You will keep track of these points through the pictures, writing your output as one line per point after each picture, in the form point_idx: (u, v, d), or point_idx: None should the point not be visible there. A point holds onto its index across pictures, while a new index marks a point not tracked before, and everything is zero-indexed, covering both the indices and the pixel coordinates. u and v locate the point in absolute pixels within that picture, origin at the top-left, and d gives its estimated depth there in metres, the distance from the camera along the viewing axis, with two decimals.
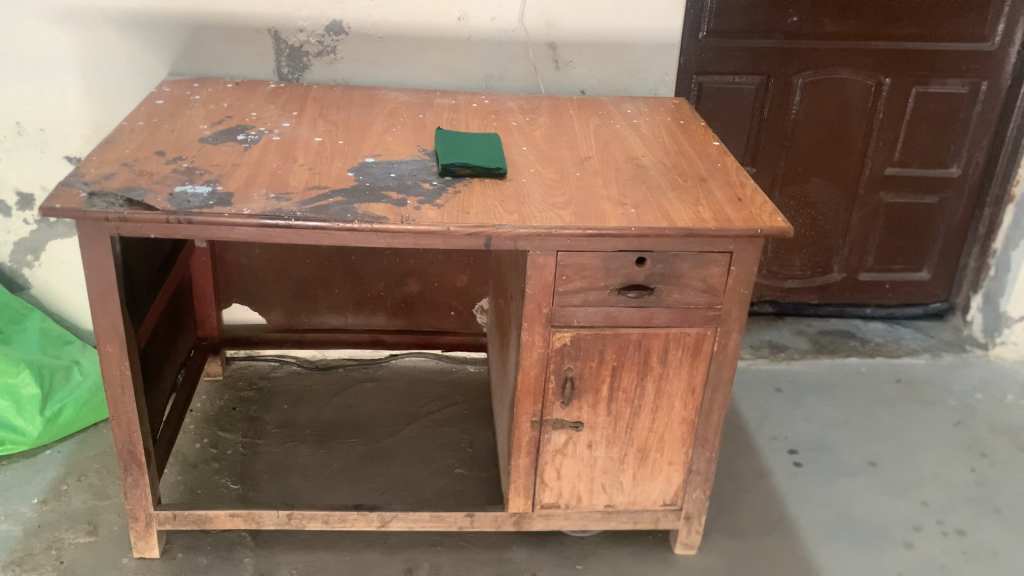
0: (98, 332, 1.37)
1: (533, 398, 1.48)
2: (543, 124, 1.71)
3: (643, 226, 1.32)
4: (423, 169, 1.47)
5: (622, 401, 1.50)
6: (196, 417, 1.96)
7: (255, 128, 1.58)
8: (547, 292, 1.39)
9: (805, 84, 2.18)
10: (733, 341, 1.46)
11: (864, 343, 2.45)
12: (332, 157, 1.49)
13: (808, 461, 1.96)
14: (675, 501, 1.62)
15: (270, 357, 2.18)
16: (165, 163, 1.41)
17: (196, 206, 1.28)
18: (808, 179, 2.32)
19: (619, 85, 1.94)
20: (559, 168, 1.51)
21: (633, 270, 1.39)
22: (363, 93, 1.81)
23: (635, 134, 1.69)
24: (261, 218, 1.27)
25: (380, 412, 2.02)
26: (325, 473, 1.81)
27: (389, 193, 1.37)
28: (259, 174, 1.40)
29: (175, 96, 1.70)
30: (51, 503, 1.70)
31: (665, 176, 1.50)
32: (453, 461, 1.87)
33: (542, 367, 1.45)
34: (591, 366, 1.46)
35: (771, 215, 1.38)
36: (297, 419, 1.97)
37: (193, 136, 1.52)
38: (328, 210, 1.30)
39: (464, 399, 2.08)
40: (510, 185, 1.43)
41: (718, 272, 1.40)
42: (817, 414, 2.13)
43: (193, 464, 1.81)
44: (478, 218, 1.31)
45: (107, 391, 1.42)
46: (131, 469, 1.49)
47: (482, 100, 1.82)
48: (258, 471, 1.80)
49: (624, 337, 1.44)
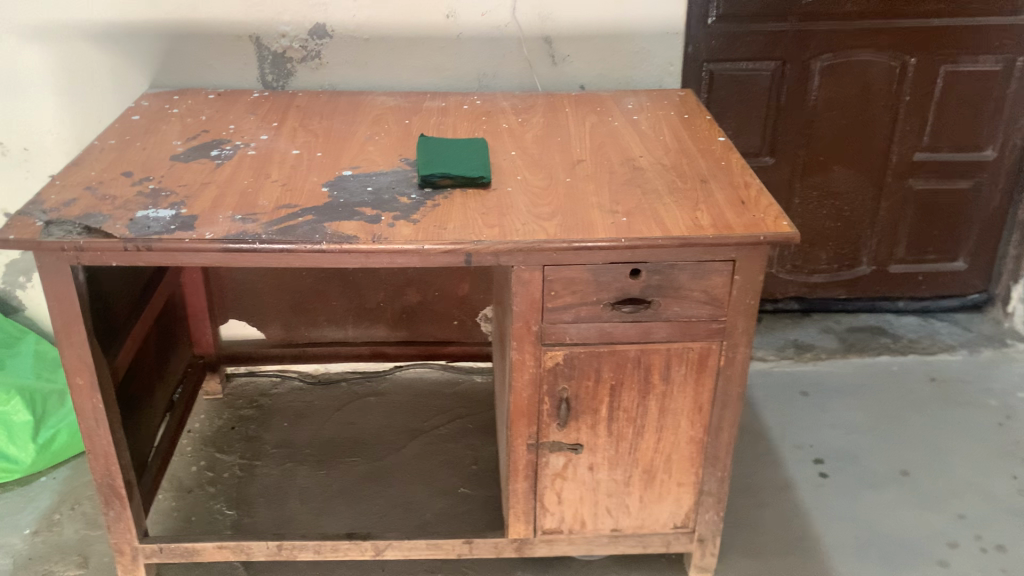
0: (67, 365, 1.30)
1: (528, 420, 1.39)
2: (536, 124, 1.62)
3: (634, 236, 1.22)
4: (402, 180, 1.38)
5: (623, 421, 1.40)
6: (194, 437, 1.91)
7: (231, 142, 1.51)
8: (535, 309, 1.30)
9: (823, 69, 2.06)
10: (741, 355, 1.35)
11: (897, 339, 2.30)
12: (307, 170, 1.41)
13: (835, 471, 1.84)
14: (687, 523, 1.52)
15: (271, 372, 2.12)
16: (131, 185, 1.33)
17: (157, 231, 1.21)
18: (831, 167, 2.19)
19: (621, 80, 1.83)
20: (549, 174, 1.41)
21: (628, 282, 1.29)
22: (349, 98, 1.73)
23: (634, 131, 1.58)
24: (225, 243, 1.19)
25: (382, 428, 1.94)
26: (323, 496, 1.75)
27: (363, 209, 1.29)
28: (228, 194, 1.32)
29: (153, 110, 1.63)
30: (42, 534, 1.66)
31: (663, 178, 1.40)
32: (456, 480, 1.80)
33: (535, 387, 1.36)
34: (587, 385, 1.36)
35: (776, 219, 1.27)
36: (296, 438, 1.91)
37: (165, 154, 1.45)
38: (296, 230, 1.22)
39: (470, 412, 1.99)
40: (494, 195, 1.34)
41: (720, 281, 1.29)
42: (844, 418, 2.01)
43: (187, 489, 1.76)
44: (455, 234, 1.23)
45: (81, 423, 1.36)
46: (112, 503, 1.44)
47: (473, 100, 1.73)
48: (255, 495, 1.75)
49: (621, 354, 1.34)
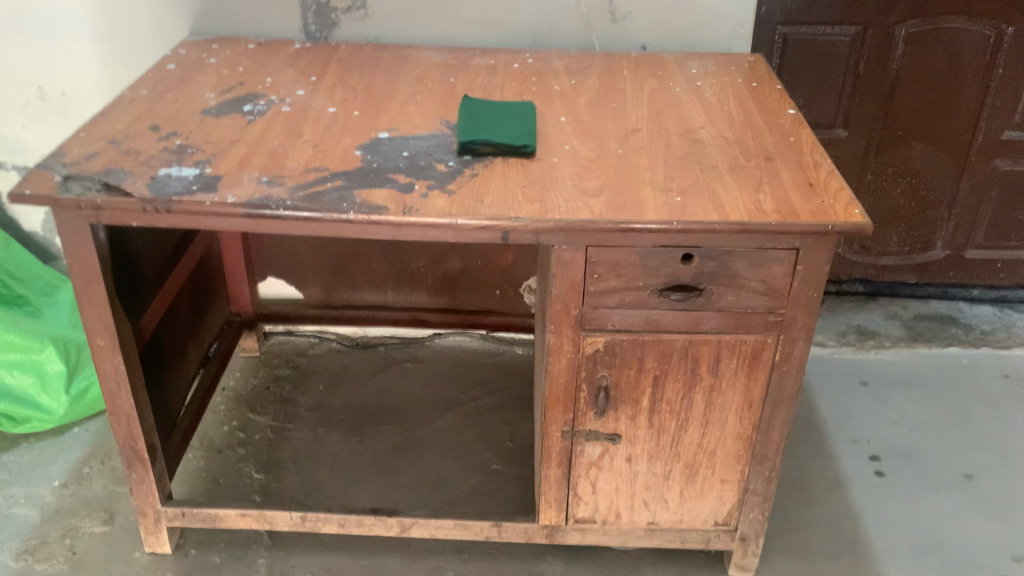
0: (87, 325, 1.26)
1: (564, 406, 1.31)
2: (591, 88, 1.51)
3: (688, 219, 1.12)
4: (442, 145, 1.30)
5: (665, 413, 1.31)
6: (228, 395, 1.87)
7: (265, 97, 1.43)
8: (576, 292, 1.21)
9: (908, 35, 1.90)
10: (798, 351, 1.25)
11: (969, 330, 2.14)
12: (342, 131, 1.33)
13: (892, 470, 1.73)
14: (729, 521, 1.44)
15: (308, 332, 2.07)
16: (157, 139, 1.27)
17: (178, 192, 1.14)
18: (909, 143, 2.04)
19: (685, 41, 1.70)
20: (599, 144, 1.31)
21: (679, 268, 1.19)
22: (394, 53, 1.64)
23: (696, 99, 1.46)
24: (248, 209, 1.12)
25: (418, 396, 1.88)
26: (353, 464, 1.70)
27: (397, 176, 1.21)
28: (256, 154, 1.25)
29: (190, 59, 1.57)
30: (71, 487, 1.65)
31: (724, 153, 1.28)
32: (491, 455, 1.73)
33: (573, 373, 1.28)
34: (629, 374, 1.28)
35: (847, 206, 1.15)
36: (330, 402, 1.86)
37: (196, 107, 1.38)
38: (323, 198, 1.15)
39: (509, 386, 1.92)
40: (539, 167, 1.24)
41: (780, 272, 1.19)
42: (906, 412, 1.88)
43: (218, 449, 1.73)
44: (493, 209, 1.14)
45: (103, 385, 1.32)
46: (134, 465, 1.40)
47: (525, 59, 1.62)
48: (284, 459, 1.71)
49: (668, 344, 1.25)
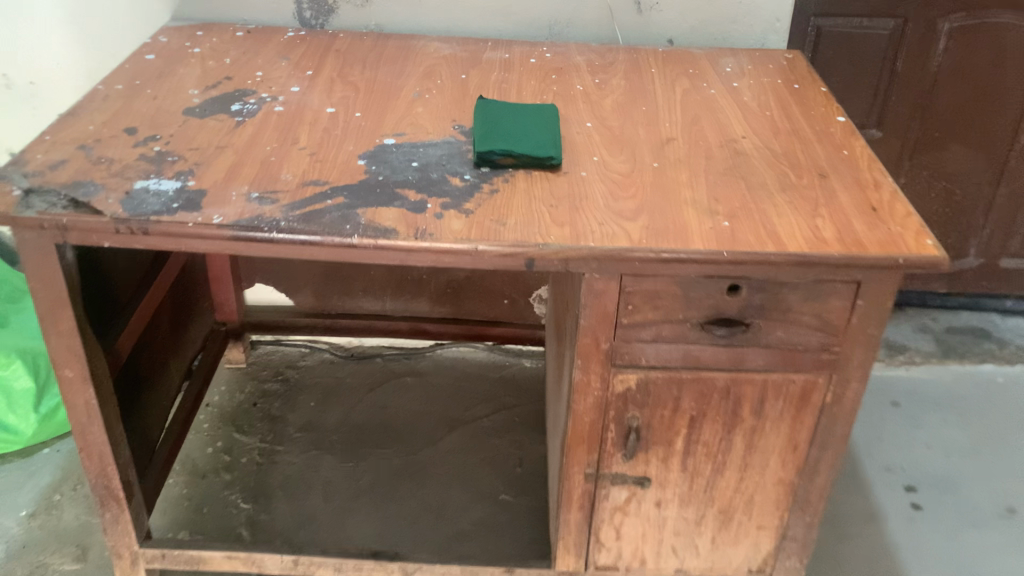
0: (54, 355, 1.11)
1: (588, 447, 1.18)
2: (616, 88, 1.36)
3: (740, 248, 0.98)
4: (455, 155, 1.15)
5: (701, 456, 1.18)
6: (212, 413, 1.73)
7: (255, 94, 1.28)
8: (607, 324, 1.07)
9: (951, 30, 1.77)
10: (852, 392, 1.12)
11: (1003, 345, 2.02)
12: (342, 136, 1.18)
13: (929, 502, 1.61)
14: (764, 568, 1.31)
15: (299, 342, 1.93)
16: (133, 145, 1.11)
17: (155, 210, 0.99)
18: (946, 146, 1.91)
19: (716, 35, 1.56)
20: (631, 155, 1.16)
21: (724, 300, 1.05)
22: (397, 44, 1.48)
23: (734, 102, 1.32)
24: (236, 231, 0.97)
25: (419, 414, 1.74)
26: (350, 492, 1.56)
27: (406, 192, 1.06)
28: (245, 162, 1.10)
29: (171, 48, 1.41)
30: (41, 518, 1.50)
31: (772, 167, 1.14)
32: (498, 483, 1.59)
33: (600, 412, 1.14)
34: (663, 415, 1.14)
35: (917, 234, 1.01)
36: (323, 421, 1.71)
37: (178, 105, 1.22)
38: (322, 217, 1.00)
39: (516, 403, 1.78)
40: (566, 182, 1.10)
41: (838, 306, 1.05)
42: (941, 436, 1.76)
43: (201, 474, 1.59)
44: (517, 232, 1.00)
45: (73, 420, 1.17)
46: (109, 504, 1.26)
47: (542, 53, 1.47)
48: (274, 486, 1.56)
49: (708, 383, 1.11)
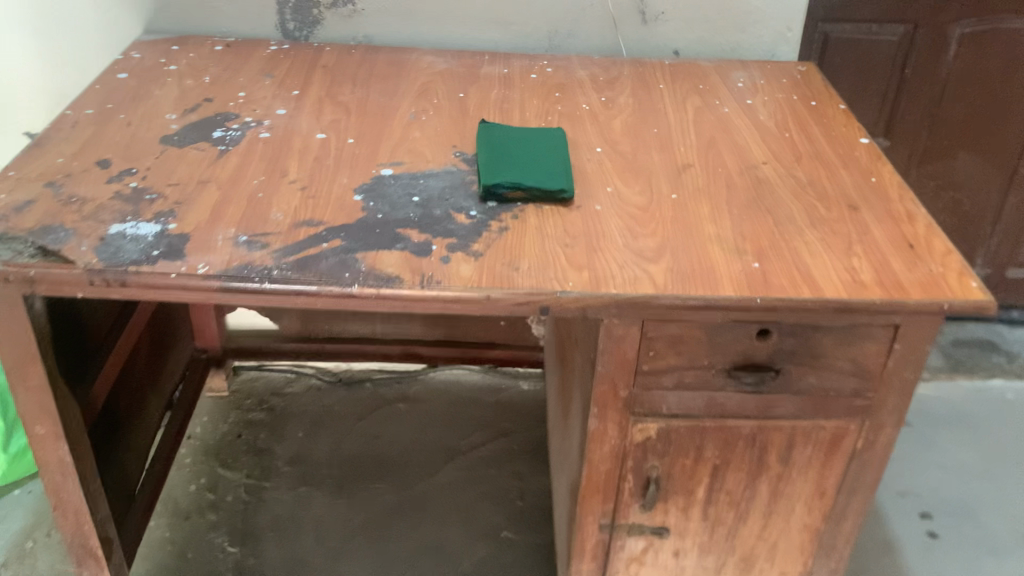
0: (24, 412, 1.01)
1: (603, 497, 1.10)
2: (624, 106, 1.28)
3: (773, 294, 0.90)
4: (458, 187, 1.07)
5: (723, 504, 1.11)
6: (195, 446, 1.63)
7: (238, 117, 1.18)
8: (627, 371, 0.99)
9: (963, 35, 1.70)
10: (885, 438, 1.05)
11: (1011, 358, 1.97)
12: (335, 167, 1.09)
13: (946, 530, 1.55)
14: None
15: (284, 367, 1.83)
16: (107, 181, 1.02)
17: (133, 258, 0.90)
18: (955, 154, 1.85)
19: (724, 46, 1.48)
20: (647, 185, 1.08)
21: (752, 345, 0.98)
22: (388, 59, 1.39)
23: (750, 122, 1.24)
24: (223, 281, 0.88)
25: (414, 444, 1.66)
26: (343, 533, 1.47)
27: (408, 231, 0.98)
28: (231, 200, 1.01)
29: (145, 66, 1.31)
30: (13, 567, 1.41)
31: (798, 198, 1.07)
32: (499, 519, 1.52)
33: (617, 462, 1.07)
34: (684, 464, 1.07)
35: (960, 275, 0.94)
36: (313, 454, 1.63)
37: (154, 133, 1.13)
38: (318, 264, 0.91)
39: (515, 430, 1.71)
40: (580, 217, 1.02)
41: (874, 350, 0.98)
42: (953, 458, 1.70)
43: (184, 515, 1.49)
44: (531, 277, 0.91)
45: (45, 477, 1.07)
46: (86, 562, 1.17)
47: (543, 67, 1.39)
48: (263, 527, 1.47)
49: (733, 431, 1.04)
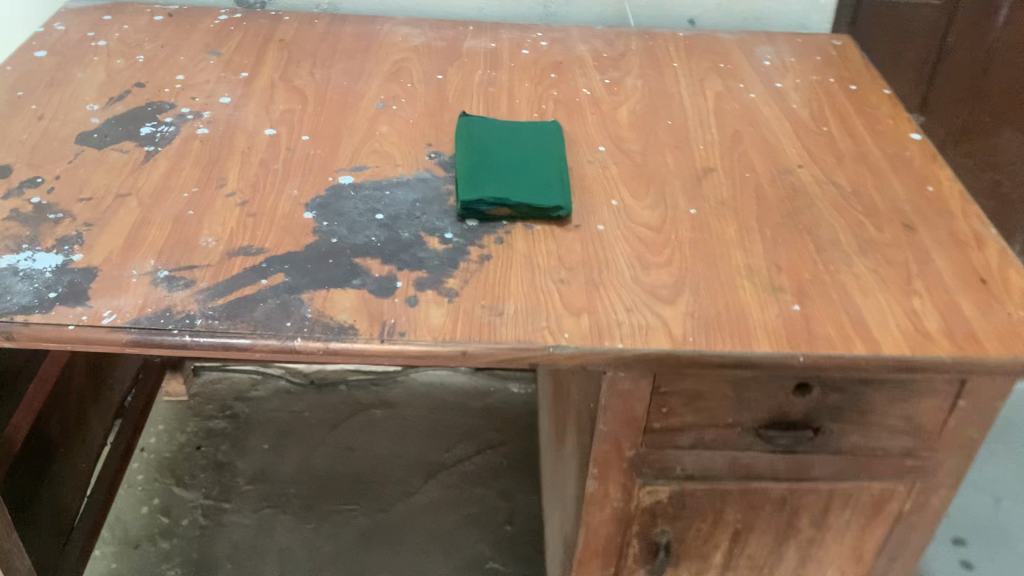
0: None
1: (603, 563, 0.94)
2: (632, 91, 1.09)
3: (818, 349, 0.72)
4: (433, 199, 0.88)
5: (743, 568, 0.95)
6: (149, 461, 1.47)
7: (174, 108, 1.00)
8: (635, 430, 0.82)
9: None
10: (938, 501, 0.89)
11: None
12: (284, 173, 0.90)
13: (981, 560, 1.40)
14: None
15: (250, 367, 1.67)
16: (3, 196, 0.84)
17: (23, 304, 0.72)
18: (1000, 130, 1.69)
19: (747, 14, 1.28)
20: (660, 198, 0.90)
21: (787, 401, 0.81)
22: (356, 30, 1.20)
23: (780, 112, 1.06)
24: (133, 333, 0.71)
25: (392, 458, 1.50)
26: (311, 564, 1.32)
27: (369, 262, 0.80)
28: (154, 221, 0.83)
29: (69, 41, 1.11)
30: None
31: (841, 214, 0.89)
32: (487, 549, 1.36)
33: (620, 526, 0.90)
34: (700, 527, 0.91)
35: None
36: (279, 469, 1.47)
37: (69, 130, 0.94)
38: (254, 309, 0.73)
39: (504, 440, 1.55)
40: (579, 241, 0.84)
41: (934, 408, 0.81)
42: (986, 475, 1.55)
43: (134, 543, 1.33)
44: (519, 326, 0.74)
45: None
46: None
47: (537, 41, 1.19)
48: (221, 558, 1.32)
49: (759, 494, 0.88)
